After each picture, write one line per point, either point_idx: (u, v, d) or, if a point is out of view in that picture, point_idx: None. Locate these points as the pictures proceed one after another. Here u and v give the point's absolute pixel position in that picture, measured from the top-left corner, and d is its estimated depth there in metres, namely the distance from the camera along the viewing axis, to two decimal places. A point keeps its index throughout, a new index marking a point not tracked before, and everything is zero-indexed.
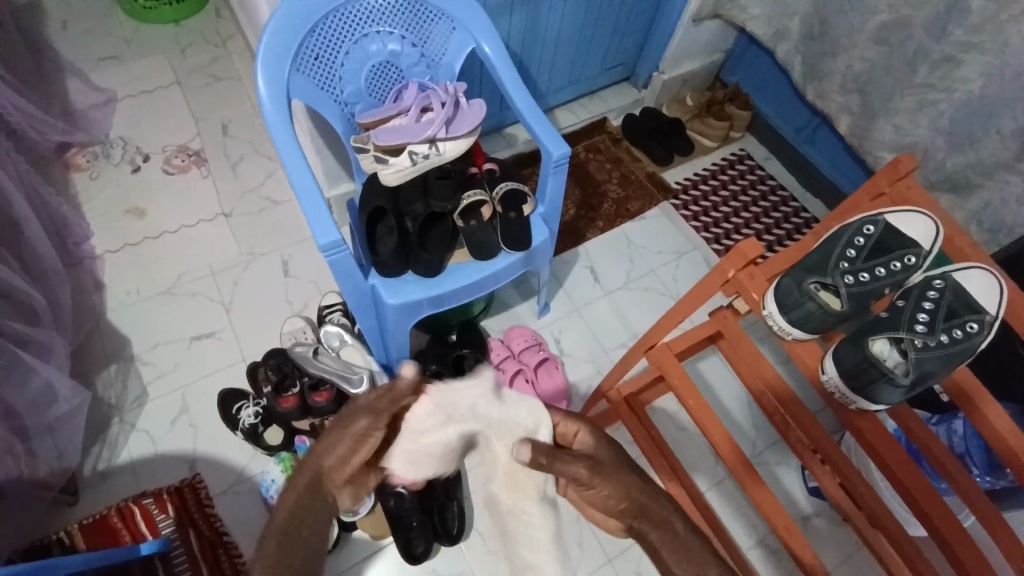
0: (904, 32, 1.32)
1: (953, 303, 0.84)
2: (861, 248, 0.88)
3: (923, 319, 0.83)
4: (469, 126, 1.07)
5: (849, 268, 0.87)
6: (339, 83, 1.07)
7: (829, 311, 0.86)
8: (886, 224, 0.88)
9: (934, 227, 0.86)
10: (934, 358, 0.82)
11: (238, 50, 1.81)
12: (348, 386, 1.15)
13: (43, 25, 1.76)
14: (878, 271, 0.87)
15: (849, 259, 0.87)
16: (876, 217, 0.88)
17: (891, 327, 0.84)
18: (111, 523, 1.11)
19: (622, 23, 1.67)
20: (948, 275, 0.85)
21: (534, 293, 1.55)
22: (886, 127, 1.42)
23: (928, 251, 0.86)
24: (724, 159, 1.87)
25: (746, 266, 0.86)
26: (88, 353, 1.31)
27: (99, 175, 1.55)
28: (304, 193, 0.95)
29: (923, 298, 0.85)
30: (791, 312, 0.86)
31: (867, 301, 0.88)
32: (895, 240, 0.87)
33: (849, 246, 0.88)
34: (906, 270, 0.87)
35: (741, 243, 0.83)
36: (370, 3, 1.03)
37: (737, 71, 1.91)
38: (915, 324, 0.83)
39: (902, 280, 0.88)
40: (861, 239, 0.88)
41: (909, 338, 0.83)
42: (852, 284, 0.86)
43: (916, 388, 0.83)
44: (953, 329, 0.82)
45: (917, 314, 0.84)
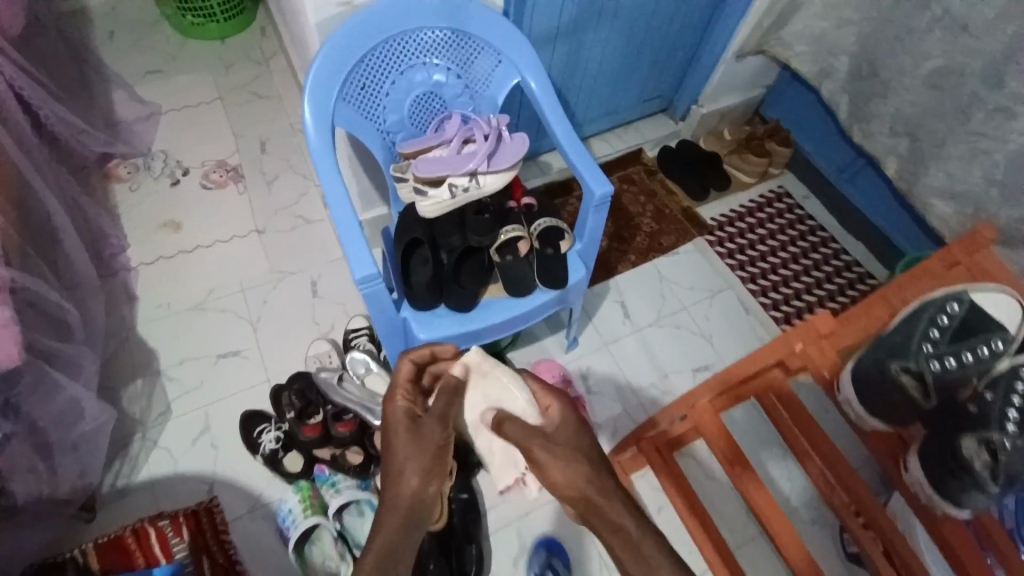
0: (959, 78, 1.27)
1: None
2: (944, 329, 0.85)
3: (1014, 416, 0.76)
4: (510, 162, 1.05)
5: (932, 351, 0.85)
6: (383, 112, 1.06)
7: (908, 395, 0.86)
8: (971, 303, 0.84)
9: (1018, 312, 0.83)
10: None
11: (280, 68, 1.83)
12: (372, 418, 1.15)
13: (92, 38, 1.80)
14: (964, 356, 0.84)
15: (931, 341, 0.86)
16: (960, 295, 0.85)
17: (979, 423, 0.78)
18: (126, 543, 1.08)
19: (663, 57, 1.65)
20: None
21: (563, 327, 1.52)
22: (937, 173, 1.36)
23: (1014, 337, 0.82)
24: (762, 196, 1.82)
25: (816, 339, 0.93)
26: (115, 366, 1.31)
27: (138, 187, 1.57)
28: (343, 225, 0.93)
29: (1012, 392, 0.77)
30: (870, 392, 0.87)
31: (953, 386, 0.85)
32: (978, 321, 0.84)
33: (931, 326, 0.85)
34: (993, 355, 0.83)
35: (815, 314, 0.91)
36: (417, 34, 1.02)
37: (778, 107, 1.86)
38: (1005, 425, 0.76)
39: (988, 366, 0.83)
40: (944, 318, 0.85)
41: (999, 440, 0.76)
42: (938, 369, 0.85)
43: (1011, 489, 0.76)
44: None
45: (1008, 412, 0.76)
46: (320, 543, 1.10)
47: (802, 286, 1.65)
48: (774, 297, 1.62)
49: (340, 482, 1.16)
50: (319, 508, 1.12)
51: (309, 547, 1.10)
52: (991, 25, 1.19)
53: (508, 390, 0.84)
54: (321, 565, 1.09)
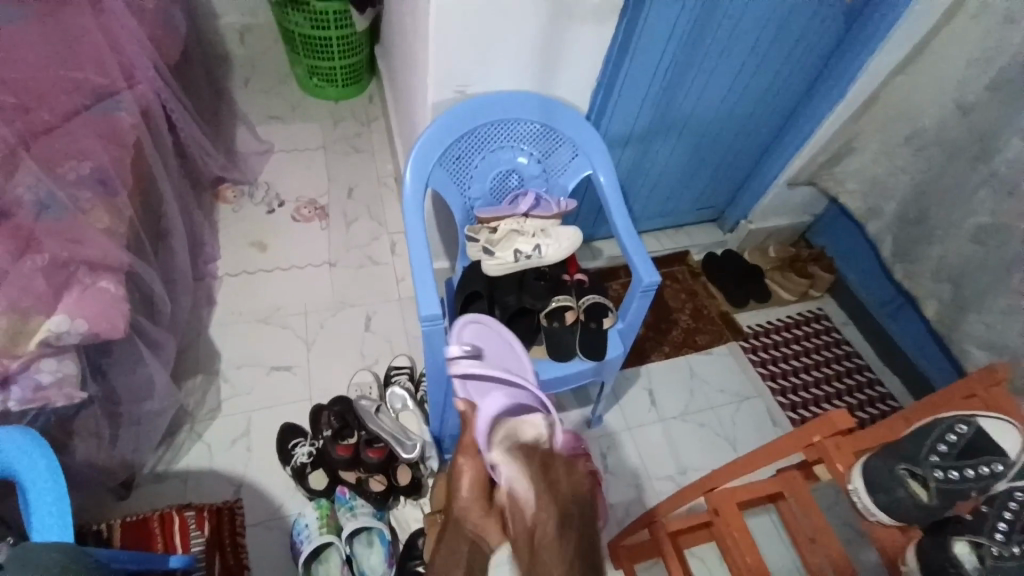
0: (1003, 237, 1.31)
1: None
2: (951, 446, 0.75)
3: (1003, 528, 0.68)
4: (517, 357, 1.09)
5: (938, 461, 0.75)
6: (469, 180, 1.24)
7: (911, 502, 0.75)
8: (982, 427, 0.75)
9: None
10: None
11: (379, 130, 2.08)
12: (401, 450, 1.25)
13: (230, 81, 2.10)
14: (968, 472, 0.73)
15: (938, 453, 0.75)
16: (972, 417, 0.76)
17: (975, 533, 0.70)
18: (150, 527, 1.15)
19: (720, 174, 1.77)
20: None
21: (590, 402, 1.57)
22: (976, 323, 1.39)
23: (1016, 462, 0.72)
24: (800, 313, 1.88)
25: (834, 434, 0.85)
26: (182, 360, 1.44)
27: (239, 210, 1.79)
28: (418, 268, 1.08)
29: (1006, 508, 0.69)
30: (876, 495, 0.77)
31: (953, 497, 0.73)
32: (991, 443, 0.74)
33: (936, 441, 0.76)
34: (995, 476, 0.72)
35: (833, 410, 0.85)
36: (512, 123, 1.21)
37: (825, 235, 1.94)
38: (994, 532, 0.69)
39: (989, 485, 0.72)
40: (952, 437, 0.75)
41: (986, 545, 0.69)
42: (942, 479, 0.74)
43: None
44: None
45: (999, 523, 0.69)
46: (327, 563, 1.17)
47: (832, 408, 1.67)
48: (803, 414, 1.65)
49: (357, 506, 1.22)
50: (334, 528, 1.18)
51: (316, 566, 1.16)
52: None
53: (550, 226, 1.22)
54: None
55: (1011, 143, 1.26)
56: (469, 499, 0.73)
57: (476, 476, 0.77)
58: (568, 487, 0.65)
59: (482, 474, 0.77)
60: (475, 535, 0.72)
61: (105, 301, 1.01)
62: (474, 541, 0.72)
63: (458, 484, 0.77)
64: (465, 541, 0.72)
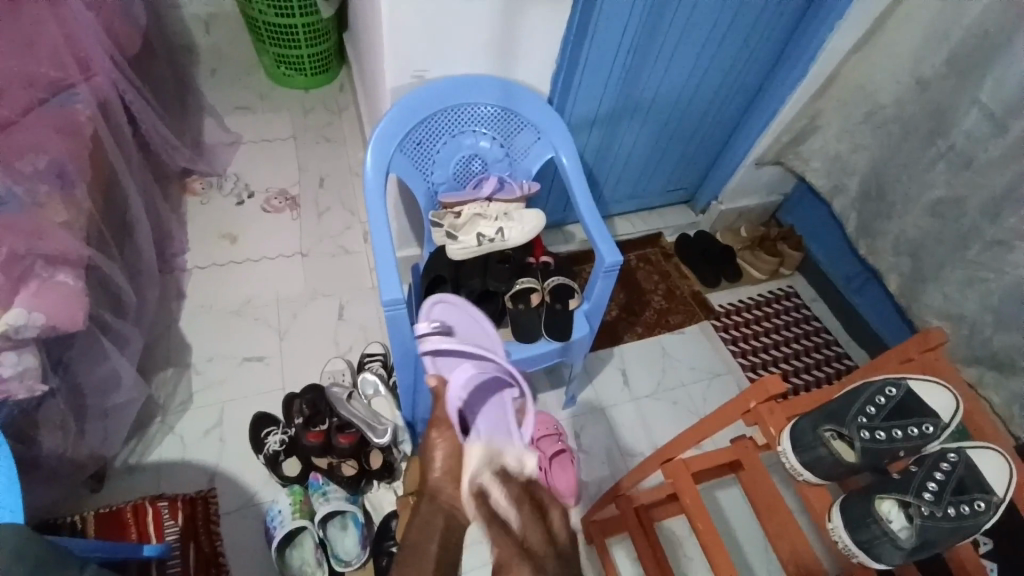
0: (958, 209, 1.33)
1: (966, 478, 0.79)
2: (881, 407, 0.84)
3: (931, 487, 0.79)
4: (485, 332, 1.15)
5: (866, 423, 0.83)
6: (432, 166, 1.24)
7: (841, 462, 0.82)
8: (909, 388, 0.85)
9: (954, 403, 0.84)
10: (939, 529, 0.77)
11: (349, 119, 2.06)
12: (373, 434, 1.26)
13: (196, 71, 2.07)
14: (895, 433, 0.83)
15: (868, 414, 0.84)
16: (900, 380, 0.86)
17: (898, 488, 0.80)
18: (124, 517, 1.17)
19: (687, 156, 1.79)
20: (963, 451, 0.81)
21: (563, 383, 1.59)
22: (934, 293, 1.42)
23: (947, 423, 0.83)
24: (771, 292, 1.91)
25: (768, 400, 0.85)
26: (152, 353, 1.44)
27: (207, 201, 1.77)
28: (380, 253, 1.09)
29: (935, 467, 0.80)
30: (803, 454, 0.83)
31: (880, 460, 0.84)
32: (917, 405, 0.84)
33: (868, 403, 0.84)
34: (923, 437, 0.83)
35: (765, 377, 0.83)
36: (472, 108, 1.21)
37: (793, 214, 1.97)
38: (923, 491, 0.78)
39: (918, 446, 0.84)
40: (882, 398, 0.85)
41: (916, 504, 0.78)
42: (869, 439, 0.82)
43: (917, 551, 0.78)
44: (961, 504, 0.78)
45: (927, 482, 0.79)
46: (301, 548, 1.19)
47: (800, 383, 1.71)
48: None
49: (331, 491, 1.23)
50: (307, 513, 1.20)
51: (290, 551, 1.18)
52: (992, 165, 1.25)
53: (512, 209, 1.24)
54: (298, 568, 1.17)
55: (967, 116, 1.27)
56: (443, 476, 0.81)
57: (451, 454, 0.84)
58: (539, 486, 0.82)
59: (459, 457, 0.83)
60: (451, 505, 0.79)
61: (62, 294, 1.00)
62: (453, 510, 0.78)
63: (431, 457, 0.83)
64: (443, 508, 0.78)
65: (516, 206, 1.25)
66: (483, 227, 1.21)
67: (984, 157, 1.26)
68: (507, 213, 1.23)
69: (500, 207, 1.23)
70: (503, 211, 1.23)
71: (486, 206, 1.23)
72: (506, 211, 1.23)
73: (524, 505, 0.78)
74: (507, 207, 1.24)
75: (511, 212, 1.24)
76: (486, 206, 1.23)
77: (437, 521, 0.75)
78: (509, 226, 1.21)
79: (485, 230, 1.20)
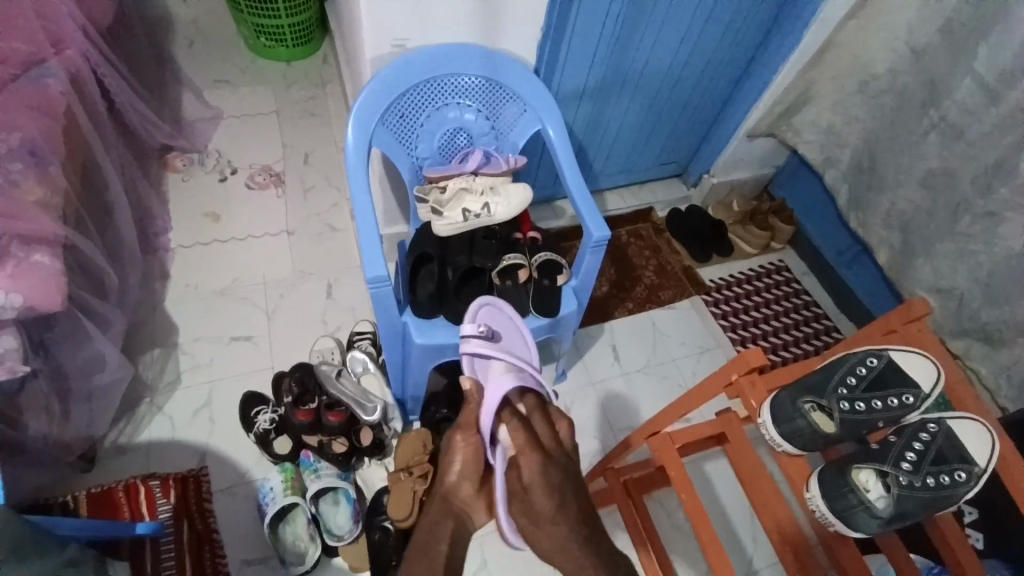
0: (951, 181, 1.32)
1: (945, 448, 0.81)
2: (861, 378, 0.85)
3: (909, 457, 0.80)
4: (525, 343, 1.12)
5: (847, 394, 0.84)
6: (415, 139, 1.22)
7: (819, 433, 0.83)
8: (890, 360, 0.86)
9: (935, 373, 0.85)
10: (915, 499, 0.78)
11: (334, 92, 2.01)
12: (362, 412, 1.26)
13: (174, 43, 2.00)
14: (875, 404, 0.84)
15: (848, 385, 0.85)
16: (881, 351, 0.87)
17: (877, 459, 0.81)
18: (116, 497, 1.18)
19: (679, 128, 1.76)
20: (944, 421, 0.83)
21: (553, 359, 1.59)
22: (924, 266, 1.42)
23: (927, 394, 0.84)
24: (761, 266, 1.91)
25: (749, 373, 0.86)
26: (138, 333, 1.43)
27: (190, 179, 1.73)
28: (364, 230, 1.07)
29: (913, 438, 0.82)
30: (781, 426, 0.84)
31: (860, 430, 0.84)
32: (898, 376, 0.85)
33: (849, 373, 0.85)
34: (905, 408, 0.85)
35: (745, 350, 0.84)
36: (456, 79, 1.18)
37: (786, 187, 1.95)
38: (901, 461, 0.80)
39: (899, 417, 0.85)
40: (863, 369, 0.86)
41: (893, 474, 0.79)
42: (848, 410, 0.83)
43: (894, 520, 0.79)
44: (940, 474, 0.79)
45: (905, 452, 0.80)
46: (294, 524, 1.20)
47: (789, 356, 1.72)
48: None
49: (321, 468, 1.24)
50: (298, 490, 1.22)
51: (283, 526, 1.19)
52: (986, 136, 1.23)
53: (498, 182, 1.22)
54: (291, 543, 1.18)
55: (961, 86, 1.25)
56: (459, 479, 0.90)
57: (467, 458, 0.91)
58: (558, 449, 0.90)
59: (475, 457, 0.91)
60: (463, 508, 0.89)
61: (39, 276, 0.98)
62: (463, 514, 0.89)
63: (451, 460, 0.91)
64: (455, 512, 0.88)
65: (502, 180, 1.23)
66: (469, 201, 1.19)
67: (978, 127, 1.24)
68: (493, 187, 1.22)
69: (486, 181, 1.22)
70: (489, 185, 1.22)
71: (472, 181, 1.21)
72: (492, 185, 1.22)
73: (540, 468, 0.86)
74: (494, 180, 1.23)
75: (497, 187, 1.22)
76: (472, 180, 1.21)
77: (446, 524, 0.86)
78: (496, 200, 1.20)
79: (471, 205, 1.19)
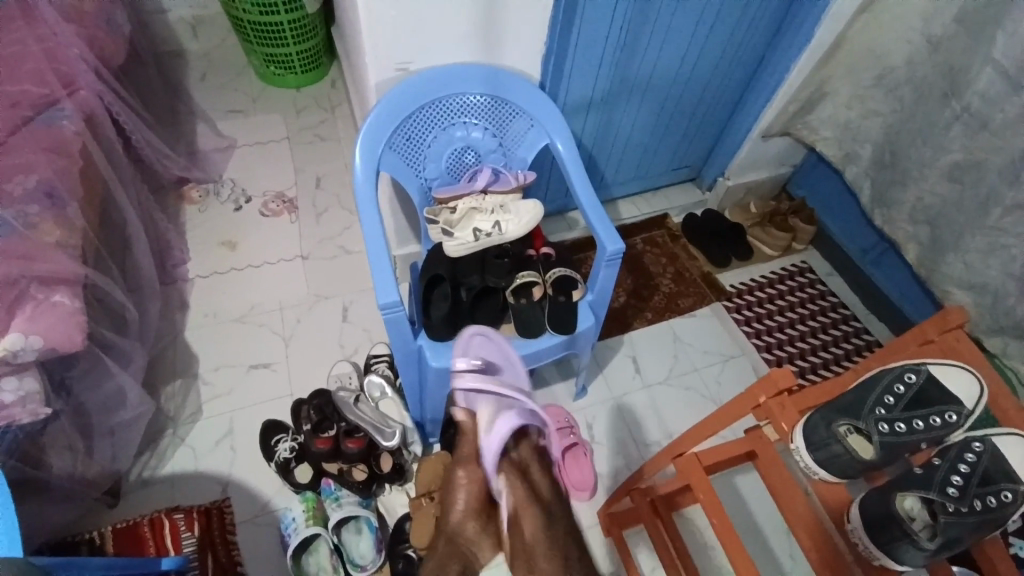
0: (978, 173, 1.26)
1: (990, 469, 0.76)
2: (899, 396, 0.81)
3: (956, 481, 0.75)
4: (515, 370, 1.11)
5: (885, 415, 0.80)
6: (423, 161, 1.22)
7: (858, 460, 0.80)
8: (929, 374, 0.82)
9: (979, 388, 0.80)
10: (965, 526, 0.74)
11: (343, 115, 2.03)
12: (381, 438, 1.25)
13: (187, 77, 2.05)
14: (916, 424, 0.80)
15: (885, 405, 0.81)
16: (919, 365, 0.83)
17: (921, 485, 0.76)
18: (141, 531, 1.19)
19: (691, 132, 1.72)
20: (988, 438, 0.77)
21: (573, 374, 1.57)
22: (955, 262, 1.35)
23: (971, 410, 0.80)
24: (784, 268, 1.85)
25: (777, 394, 0.83)
26: (160, 365, 1.45)
27: (205, 209, 1.76)
28: (375, 256, 1.06)
29: (959, 459, 0.76)
30: (817, 452, 0.81)
31: (901, 453, 0.81)
32: (937, 392, 0.81)
33: (886, 392, 0.82)
34: (946, 426, 0.80)
35: (773, 370, 0.81)
36: (461, 98, 1.17)
37: (806, 186, 1.90)
38: (947, 486, 0.75)
39: (942, 436, 0.81)
40: (901, 386, 0.82)
41: (939, 501, 0.75)
42: (887, 432, 0.80)
43: (942, 549, 0.74)
44: (986, 496, 0.74)
45: (951, 477, 0.76)
46: (316, 554, 1.18)
47: (819, 361, 1.66)
48: None
49: (342, 496, 1.23)
50: (320, 520, 1.20)
51: (306, 557, 1.18)
52: (1010, 125, 1.17)
53: (506, 200, 1.21)
54: (315, 575, 1.17)
55: (980, 76, 1.20)
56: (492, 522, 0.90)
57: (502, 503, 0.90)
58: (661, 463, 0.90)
59: None
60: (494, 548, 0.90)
61: (58, 316, 0.99)
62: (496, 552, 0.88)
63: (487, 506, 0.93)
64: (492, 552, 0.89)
65: (512, 199, 1.21)
66: (478, 221, 1.18)
67: (1002, 117, 1.18)
68: (503, 204, 1.20)
69: (496, 199, 1.20)
70: (499, 202, 1.20)
71: (480, 199, 1.20)
72: (501, 202, 1.20)
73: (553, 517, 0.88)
74: (504, 195, 1.21)
75: (507, 204, 1.20)
76: (482, 199, 1.20)
77: None
78: (506, 217, 1.19)
79: (481, 225, 1.18)
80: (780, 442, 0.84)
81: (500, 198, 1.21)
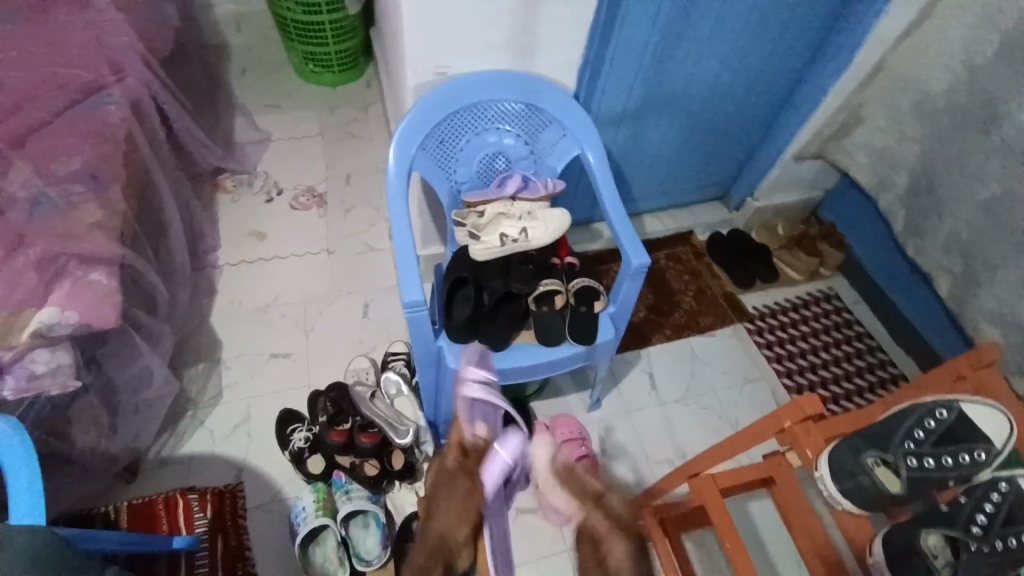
0: (1018, 209, 1.23)
1: (1018, 510, 0.71)
2: (930, 432, 0.79)
3: (980, 520, 0.72)
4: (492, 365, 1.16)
5: (914, 449, 0.78)
6: (455, 164, 1.23)
7: (884, 492, 0.79)
8: (962, 411, 0.78)
9: (1008, 426, 0.77)
10: (989, 568, 0.71)
11: (376, 115, 2.06)
12: (395, 435, 1.26)
13: (229, 70, 2.11)
14: (945, 461, 0.77)
15: (914, 439, 0.79)
16: (951, 401, 0.79)
17: (945, 521, 0.75)
18: (156, 509, 1.21)
19: (722, 150, 1.71)
20: (1015, 479, 0.73)
21: (588, 385, 1.56)
22: (988, 299, 1.32)
23: (1000, 450, 0.76)
24: (809, 293, 1.83)
25: (803, 420, 0.84)
26: (184, 347, 1.48)
27: (238, 200, 1.80)
28: (402, 254, 1.08)
29: (984, 498, 0.73)
30: (843, 481, 0.80)
31: (927, 489, 0.78)
32: (968, 429, 0.77)
33: (916, 426, 0.79)
34: (976, 465, 0.76)
35: (801, 395, 0.82)
36: (496, 104, 1.19)
37: (836, 211, 1.87)
38: (971, 525, 0.72)
39: (970, 475, 0.77)
40: (932, 421, 0.79)
41: (963, 540, 0.72)
42: (915, 467, 0.77)
43: None
44: (1010, 538, 0.71)
45: (975, 515, 0.73)
46: (323, 545, 1.19)
47: (840, 390, 1.63)
48: None
49: (353, 490, 1.25)
50: (330, 511, 1.20)
51: (313, 547, 1.19)
52: None
53: (532, 208, 1.22)
54: (320, 565, 1.18)
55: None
56: None
57: None
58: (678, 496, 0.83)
59: None
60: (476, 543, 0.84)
61: (94, 293, 1.02)
62: None
63: None
64: None
65: (540, 208, 1.22)
66: (505, 227, 1.19)
67: None
68: (530, 212, 1.21)
69: (524, 206, 1.21)
70: (527, 210, 1.21)
71: (508, 205, 1.21)
72: (529, 210, 1.21)
73: None
74: (531, 203, 1.22)
75: (534, 212, 1.21)
76: (510, 205, 1.21)
77: None
78: (533, 223, 1.19)
79: (508, 231, 1.18)
80: (805, 469, 0.85)
81: (527, 205, 1.22)
